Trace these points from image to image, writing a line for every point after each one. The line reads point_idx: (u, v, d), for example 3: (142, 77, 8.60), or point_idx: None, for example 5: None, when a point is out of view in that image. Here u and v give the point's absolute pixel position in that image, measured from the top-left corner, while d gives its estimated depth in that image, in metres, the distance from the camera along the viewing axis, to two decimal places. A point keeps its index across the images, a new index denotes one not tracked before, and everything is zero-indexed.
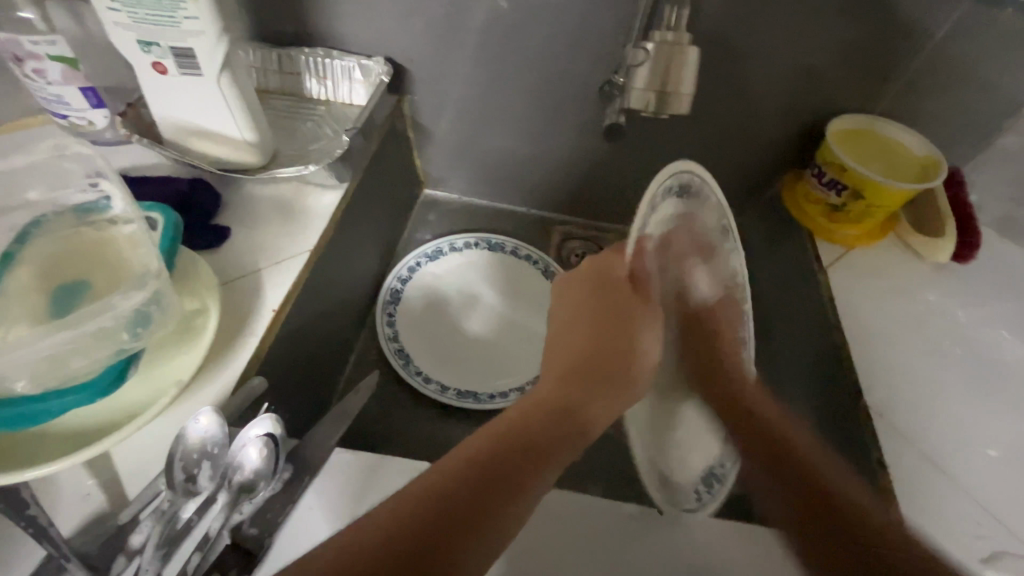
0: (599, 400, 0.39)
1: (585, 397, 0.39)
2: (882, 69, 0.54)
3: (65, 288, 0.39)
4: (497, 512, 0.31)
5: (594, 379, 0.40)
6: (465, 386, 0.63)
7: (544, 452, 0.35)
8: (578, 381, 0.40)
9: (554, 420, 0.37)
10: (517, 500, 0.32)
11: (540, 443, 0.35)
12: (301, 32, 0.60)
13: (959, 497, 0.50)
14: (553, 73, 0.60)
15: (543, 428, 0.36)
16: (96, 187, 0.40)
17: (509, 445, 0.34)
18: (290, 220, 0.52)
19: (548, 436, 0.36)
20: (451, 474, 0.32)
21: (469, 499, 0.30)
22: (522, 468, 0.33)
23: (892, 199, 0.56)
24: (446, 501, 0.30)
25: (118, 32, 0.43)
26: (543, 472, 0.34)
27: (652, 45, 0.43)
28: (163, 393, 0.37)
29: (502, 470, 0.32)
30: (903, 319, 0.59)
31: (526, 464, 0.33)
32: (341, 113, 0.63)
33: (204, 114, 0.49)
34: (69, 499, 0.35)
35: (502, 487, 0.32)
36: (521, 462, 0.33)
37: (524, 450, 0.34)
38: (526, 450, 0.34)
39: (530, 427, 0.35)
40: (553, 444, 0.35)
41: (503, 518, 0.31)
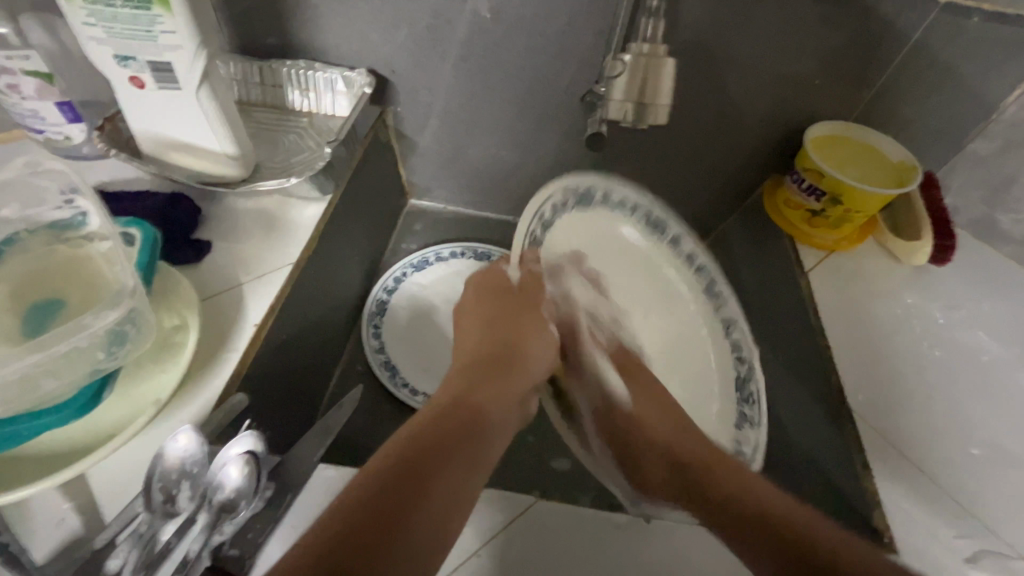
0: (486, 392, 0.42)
1: (473, 395, 0.41)
2: (857, 77, 0.56)
3: (37, 307, 0.38)
4: (403, 526, 0.31)
5: (478, 379, 0.43)
6: None
7: (441, 455, 0.36)
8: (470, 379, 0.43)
9: (441, 425, 0.38)
10: (431, 507, 0.33)
11: (430, 451, 0.36)
12: (282, 44, 0.60)
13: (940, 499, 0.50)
14: (536, 83, 0.60)
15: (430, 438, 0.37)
16: (71, 204, 0.40)
17: (401, 457, 0.35)
18: (272, 233, 0.52)
19: (436, 442, 0.36)
20: (349, 497, 0.32)
21: (374, 513, 0.31)
22: (413, 486, 0.33)
23: (869, 203, 0.57)
24: (347, 519, 0.30)
25: (94, 47, 0.43)
26: (448, 470, 0.35)
27: (629, 57, 0.44)
28: (140, 413, 0.37)
29: (399, 483, 0.33)
30: (883, 321, 0.60)
31: (419, 475, 0.34)
32: (323, 124, 0.63)
33: (183, 128, 0.49)
34: (43, 526, 0.34)
35: (394, 504, 0.32)
36: (419, 472, 0.34)
37: (416, 463, 0.35)
38: (419, 459, 0.35)
39: (417, 440, 0.36)
40: (447, 447, 0.36)
41: (419, 524, 0.32)
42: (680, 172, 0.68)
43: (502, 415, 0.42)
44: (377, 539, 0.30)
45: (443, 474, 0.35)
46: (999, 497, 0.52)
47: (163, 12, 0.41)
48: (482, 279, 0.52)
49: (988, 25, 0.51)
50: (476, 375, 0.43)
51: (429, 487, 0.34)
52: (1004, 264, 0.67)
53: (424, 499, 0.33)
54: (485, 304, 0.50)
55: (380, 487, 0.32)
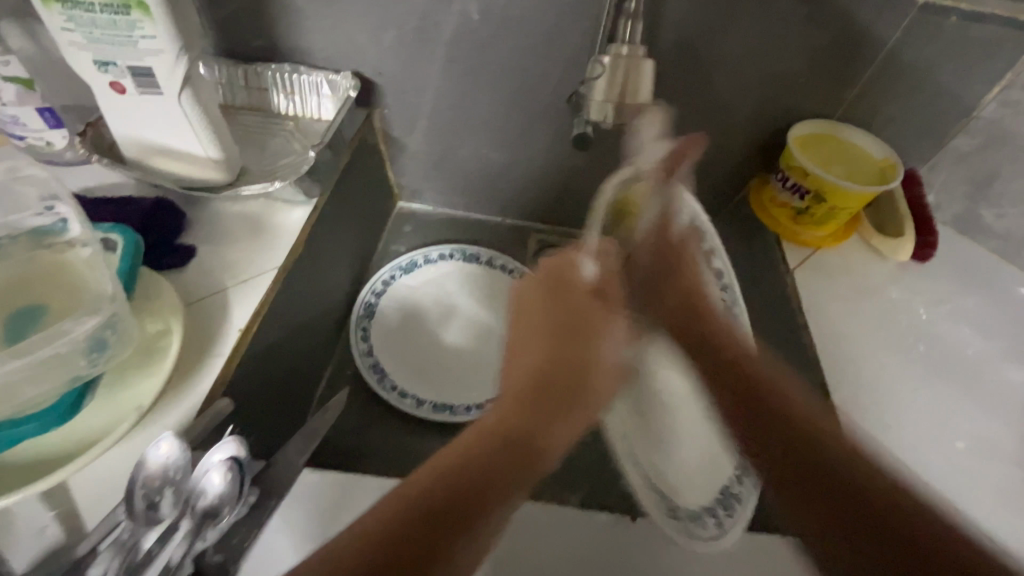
0: (557, 424, 0.41)
1: (539, 418, 0.41)
2: (839, 75, 0.56)
3: (17, 314, 0.38)
4: (444, 554, 0.31)
5: (543, 397, 0.42)
6: (441, 398, 0.63)
7: (497, 476, 0.35)
8: (543, 400, 0.42)
9: (509, 443, 0.38)
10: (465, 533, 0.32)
11: (494, 475, 0.35)
12: (268, 48, 0.59)
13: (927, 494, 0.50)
14: (522, 84, 0.61)
15: (491, 453, 0.37)
16: (51, 211, 0.40)
17: (472, 471, 0.35)
18: (257, 237, 0.52)
19: (498, 464, 0.36)
20: (397, 506, 0.32)
21: (420, 532, 0.31)
22: (470, 514, 0.33)
23: (854, 200, 0.58)
24: (405, 523, 0.31)
25: (73, 52, 0.43)
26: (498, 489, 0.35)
27: (609, 58, 0.44)
28: (123, 419, 0.36)
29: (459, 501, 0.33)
30: (869, 317, 0.61)
31: (480, 500, 0.34)
32: (310, 128, 0.62)
33: (166, 133, 0.49)
34: (22, 534, 0.34)
35: (447, 528, 0.32)
36: (478, 490, 0.34)
37: (477, 483, 0.34)
38: (483, 481, 0.35)
39: (478, 452, 0.37)
40: (509, 464, 0.36)
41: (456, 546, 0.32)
42: None
43: (563, 444, 0.41)
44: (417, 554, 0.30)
45: (501, 502, 0.35)
46: (986, 490, 0.52)
47: (143, 17, 0.41)
48: (559, 267, 0.51)
49: (966, 24, 0.51)
50: (542, 398, 0.42)
51: (477, 507, 0.34)
52: (988, 260, 0.68)
53: (466, 520, 0.33)
54: (563, 312, 0.48)
55: (440, 506, 0.33)
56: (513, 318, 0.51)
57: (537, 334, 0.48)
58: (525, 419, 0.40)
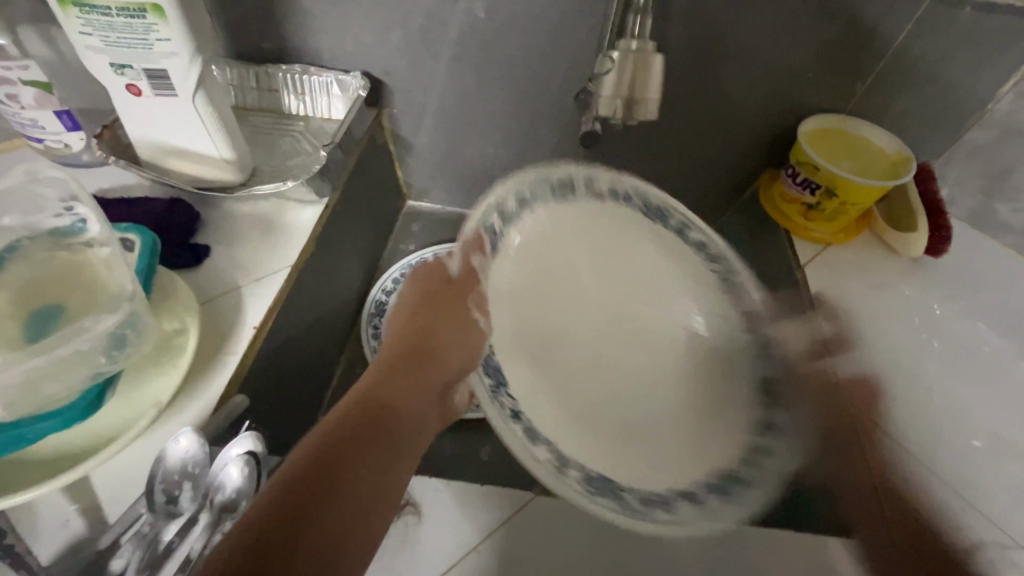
0: (407, 384, 0.39)
1: (390, 385, 0.38)
2: (850, 69, 0.56)
3: (39, 314, 0.39)
4: (314, 527, 0.28)
5: (394, 370, 0.40)
6: None
7: (353, 458, 0.32)
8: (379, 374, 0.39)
9: (358, 416, 0.35)
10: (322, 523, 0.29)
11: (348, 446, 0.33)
12: (278, 49, 0.60)
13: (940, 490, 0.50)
14: (529, 82, 0.61)
15: (343, 429, 0.34)
16: (71, 211, 0.40)
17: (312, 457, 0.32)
18: (269, 236, 0.52)
19: (353, 437, 0.34)
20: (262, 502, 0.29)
21: (280, 528, 0.27)
22: (332, 488, 0.30)
23: (865, 194, 0.57)
24: (253, 530, 0.27)
25: (90, 56, 0.44)
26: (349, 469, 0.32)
27: (618, 53, 0.44)
28: (142, 416, 0.37)
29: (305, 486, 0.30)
30: (880, 313, 0.61)
31: (333, 473, 0.31)
32: (320, 128, 0.63)
33: (180, 134, 0.49)
34: (46, 527, 0.35)
35: (307, 506, 0.29)
36: (324, 471, 0.31)
37: (321, 469, 0.31)
38: (334, 450, 0.32)
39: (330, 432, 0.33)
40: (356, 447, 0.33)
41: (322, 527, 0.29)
42: (676, 168, 0.68)
43: (422, 407, 0.39)
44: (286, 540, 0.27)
45: (367, 467, 0.33)
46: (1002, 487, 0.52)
47: (158, 20, 0.41)
48: (423, 267, 0.48)
49: (980, 15, 0.51)
50: (394, 368, 0.40)
51: (331, 494, 0.30)
52: (1003, 254, 0.67)
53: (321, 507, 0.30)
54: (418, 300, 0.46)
55: (290, 494, 0.29)
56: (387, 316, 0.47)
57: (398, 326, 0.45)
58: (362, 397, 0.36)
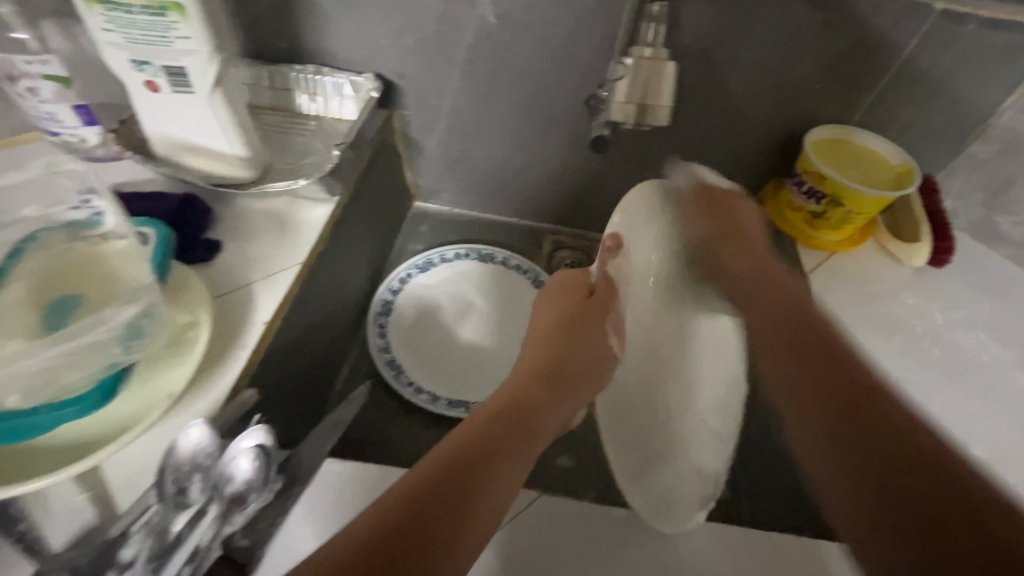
0: (554, 404, 0.44)
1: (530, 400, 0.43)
2: (855, 82, 0.56)
3: (57, 304, 0.39)
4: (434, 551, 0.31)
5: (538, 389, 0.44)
6: (456, 395, 0.63)
7: (506, 461, 0.37)
8: (517, 425, 0.40)
9: (504, 426, 0.40)
10: (463, 515, 0.33)
11: (485, 458, 0.36)
12: (292, 49, 0.61)
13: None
14: (539, 86, 0.61)
15: (486, 440, 0.38)
16: (87, 205, 0.42)
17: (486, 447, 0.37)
18: (281, 233, 0.53)
19: (490, 450, 0.37)
20: (418, 478, 0.34)
21: (400, 537, 0.30)
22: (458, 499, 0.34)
23: (868, 206, 0.58)
24: (384, 522, 0.31)
25: (111, 52, 0.44)
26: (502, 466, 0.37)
27: (632, 60, 0.45)
28: (156, 406, 0.37)
29: (468, 467, 0.36)
30: (882, 321, 0.61)
31: (475, 478, 0.35)
32: (332, 128, 0.64)
33: (196, 130, 0.50)
34: (58, 516, 0.35)
35: (430, 522, 0.32)
36: (481, 466, 0.36)
37: (448, 485, 0.34)
38: (473, 459, 0.36)
39: (476, 442, 0.37)
40: (502, 471, 0.37)
41: (473, 523, 0.33)
42: None
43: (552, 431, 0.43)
44: (436, 513, 0.32)
45: (498, 476, 0.36)
46: None
47: (179, 18, 0.42)
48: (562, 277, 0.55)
49: (987, 30, 0.51)
50: (534, 389, 0.44)
51: (490, 476, 0.36)
52: (1006, 268, 0.67)
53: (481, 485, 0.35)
54: (554, 309, 0.52)
55: (418, 506, 0.32)
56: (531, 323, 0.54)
57: (535, 343, 0.50)
58: (533, 392, 0.44)
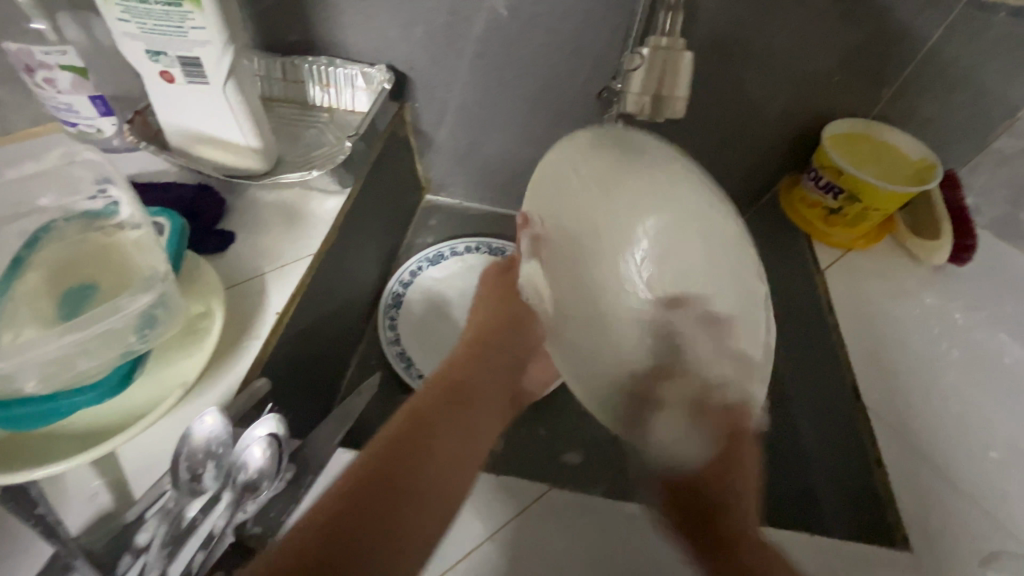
0: (470, 413, 0.48)
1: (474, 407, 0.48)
2: (875, 74, 0.55)
3: (73, 293, 0.40)
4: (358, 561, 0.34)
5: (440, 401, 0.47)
6: None
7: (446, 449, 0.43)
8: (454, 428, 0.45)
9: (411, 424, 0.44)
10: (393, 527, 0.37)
11: (402, 460, 0.40)
12: (304, 41, 0.61)
13: (962, 500, 0.48)
14: (551, 78, 0.61)
15: (403, 448, 0.41)
16: (104, 194, 0.41)
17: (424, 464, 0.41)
18: (293, 225, 0.53)
19: (408, 457, 0.41)
20: (355, 478, 0.38)
21: (326, 550, 0.34)
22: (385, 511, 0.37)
23: (887, 202, 0.57)
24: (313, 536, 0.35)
25: (127, 43, 0.45)
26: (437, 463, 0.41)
27: (647, 51, 0.44)
28: (169, 395, 0.38)
29: (384, 469, 0.39)
30: (899, 319, 0.59)
31: (394, 476, 0.39)
32: (343, 120, 0.64)
33: (210, 122, 0.50)
34: (76, 499, 0.36)
35: (342, 549, 0.35)
36: (394, 476, 0.39)
37: (380, 495, 0.38)
38: (397, 470, 0.39)
39: (393, 445, 0.41)
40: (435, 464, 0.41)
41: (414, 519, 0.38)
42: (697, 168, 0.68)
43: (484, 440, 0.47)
44: (370, 518, 0.37)
45: (419, 475, 0.40)
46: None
47: (193, 9, 0.42)
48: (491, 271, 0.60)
49: (1014, 20, 0.50)
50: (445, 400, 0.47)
51: (410, 476, 0.40)
52: None
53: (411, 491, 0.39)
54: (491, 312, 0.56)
55: (332, 522, 0.35)
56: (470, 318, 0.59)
57: (464, 350, 0.54)
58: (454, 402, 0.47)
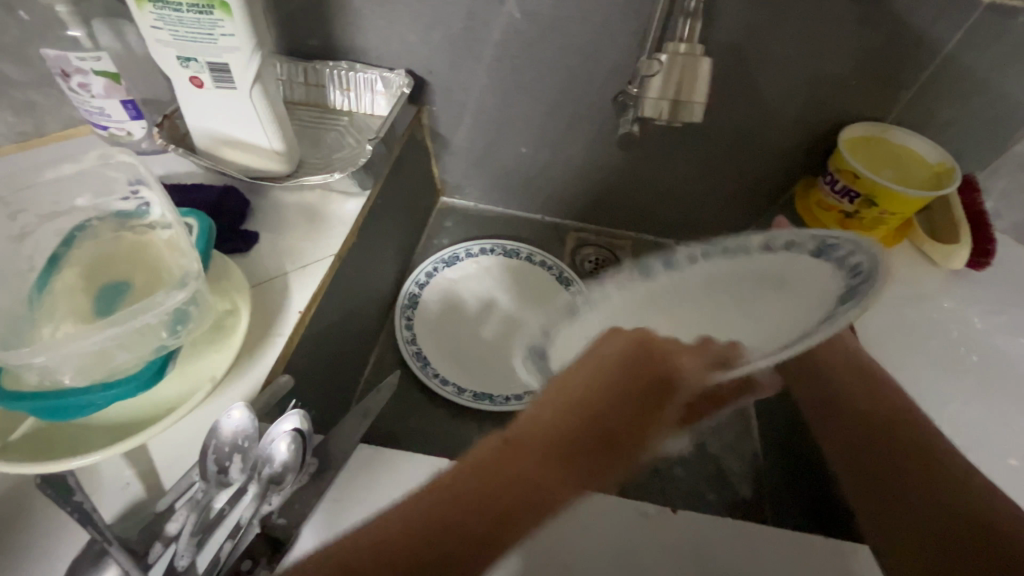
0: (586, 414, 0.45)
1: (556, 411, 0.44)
2: (893, 78, 0.55)
3: (107, 289, 0.41)
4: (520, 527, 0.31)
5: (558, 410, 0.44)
6: (481, 388, 0.64)
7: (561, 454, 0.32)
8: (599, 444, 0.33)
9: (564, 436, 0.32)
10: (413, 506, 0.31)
11: (524, 479, 0.31)
12: (326, 46, 0.62)
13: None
14: (567, 83, 0.61)
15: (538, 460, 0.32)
16: (136, 195, 0.43)
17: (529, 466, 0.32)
18: (315, 225, 0.55)
19: (530, 476, 0.31)
20: (560, 415, 0.33)
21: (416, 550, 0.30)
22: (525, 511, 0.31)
23: (904, 205, 0.57)
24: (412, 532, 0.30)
25: (159, 49, 0.46)
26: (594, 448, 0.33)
27: (666, 57, 0.45)
28: (198, 389, 0.39)
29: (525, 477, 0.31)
30: (916, 324, 0.59)
31: (516, 510, 0.31)
32: (363, 123, 0.65)
33: (236, 125, 0.52)
34: (108, 489, 0.37)
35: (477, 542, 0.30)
36: (522, 485, 0.31)
37: (513, 484, 0.32)
38: (510, 479, 0.31)
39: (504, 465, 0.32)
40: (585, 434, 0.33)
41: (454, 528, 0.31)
42: (712, 170, 0.68)
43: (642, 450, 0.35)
44: (489, 506, 0.31)
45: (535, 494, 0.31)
46: None
47: (223, 16, 0.44)
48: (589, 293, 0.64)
49: None
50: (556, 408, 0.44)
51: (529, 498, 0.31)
52: None
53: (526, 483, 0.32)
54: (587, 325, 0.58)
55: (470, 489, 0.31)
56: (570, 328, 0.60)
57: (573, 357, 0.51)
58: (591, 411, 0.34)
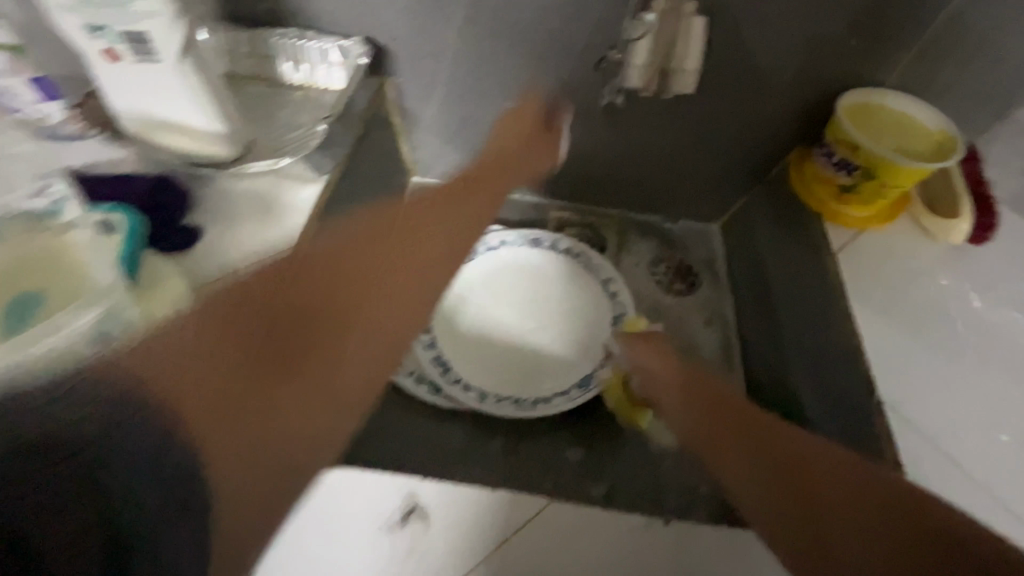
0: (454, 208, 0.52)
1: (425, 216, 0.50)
2: (894, 39, 0.51)
3: (19, 301, 0.36)
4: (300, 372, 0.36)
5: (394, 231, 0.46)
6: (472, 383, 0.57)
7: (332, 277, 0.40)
8: (382, 283, 0.43)
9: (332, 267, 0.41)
10: (180, 372, 0.32)
11: (308, 277, 0.40)
12: (271, 12, 0.55)
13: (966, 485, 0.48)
14: (542, 49, 0.56)
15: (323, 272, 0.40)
16: (48, 195, 0.38)
17: (261, 340, 0.35)
18: (266, 216, 0.51)
19: (325, 286, 0.40)
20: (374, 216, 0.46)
21: (219, 393, 0.33)
22: (316, 327, 0.38)
23: (906, 178, 0.53)
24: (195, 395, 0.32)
25: (63, 15, 0.39)
26: (374, 301, 0.42)
27: (654, 14, 0.39)
28: None
29: (304, 277, 0.39)
30: (913, 303, 0.57)
31: (294, 338, 0.36)
32: (318, 98, 0.59)
33: (170, 104, 0.45)
34: None
35: (269, 371, 0.35)
36: (285, 300, 0.37)
37: (298, 307, 0.38)
38: (294, 309, 0.37)
39: (303, 282, 0.39)
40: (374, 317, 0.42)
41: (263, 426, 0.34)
42: (698, 144, 0.63)
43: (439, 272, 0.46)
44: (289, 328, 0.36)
45: (341, 284, 0.41)
46: None
47: None
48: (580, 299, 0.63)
49: None
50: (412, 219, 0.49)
51: (312, 288, 0.39)
52: None
53: (313, 380, 0.36)
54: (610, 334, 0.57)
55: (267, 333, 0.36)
56: (550, 359, 0.59)
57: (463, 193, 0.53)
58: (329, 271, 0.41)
